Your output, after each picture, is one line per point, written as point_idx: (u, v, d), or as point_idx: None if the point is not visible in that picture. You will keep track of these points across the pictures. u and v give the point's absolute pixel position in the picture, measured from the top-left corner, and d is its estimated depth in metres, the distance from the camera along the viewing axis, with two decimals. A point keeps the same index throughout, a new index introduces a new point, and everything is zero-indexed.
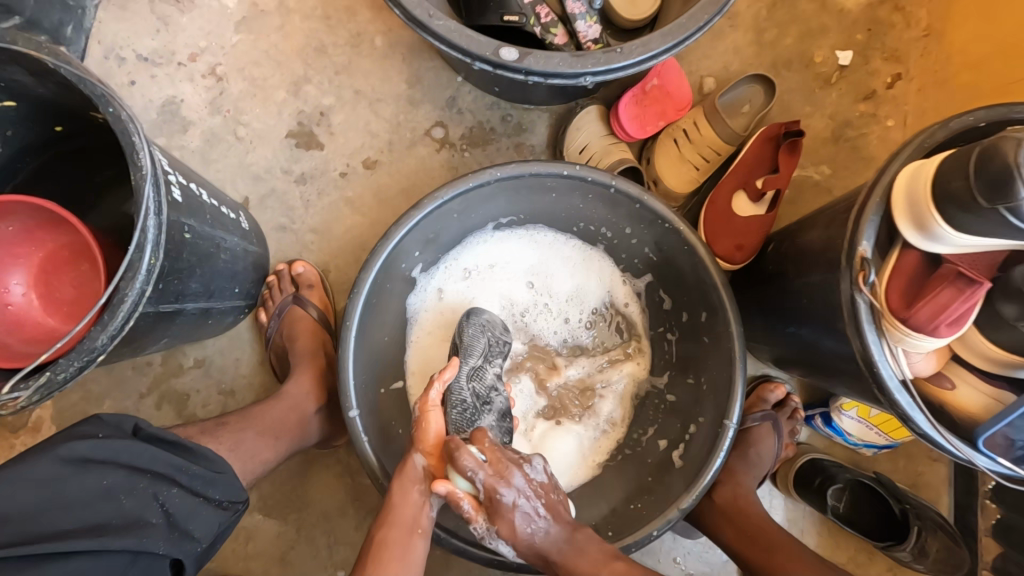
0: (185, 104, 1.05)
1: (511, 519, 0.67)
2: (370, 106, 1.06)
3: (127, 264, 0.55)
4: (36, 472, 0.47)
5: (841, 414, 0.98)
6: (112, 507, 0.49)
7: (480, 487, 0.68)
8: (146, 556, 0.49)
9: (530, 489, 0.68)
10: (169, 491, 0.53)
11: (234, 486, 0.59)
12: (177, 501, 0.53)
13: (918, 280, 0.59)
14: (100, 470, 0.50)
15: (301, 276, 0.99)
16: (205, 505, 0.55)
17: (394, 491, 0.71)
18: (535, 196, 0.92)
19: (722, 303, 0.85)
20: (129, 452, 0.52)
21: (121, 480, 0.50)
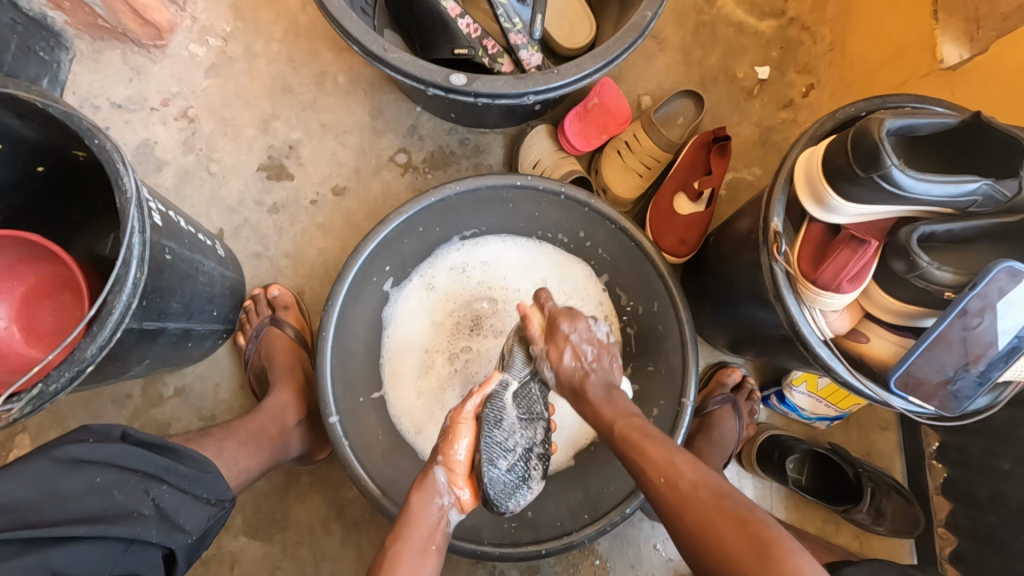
0: (159, 145, 1.11)
1: (563, 352, 0.78)
2: (336, 138, 1.14)
3: (114, 277, 0.60)
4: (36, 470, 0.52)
5: (792, 389, 1.06)
6: (107, 501, 0.54)
7: (545, 342, 0.79)
8: (138, 545, 0.54)
9: (586, 337, 0.79)
10: (159, 487, 0.58)
11: (219, 485, 0.64)
12: (167, 496, 0.58)
13: (824, 246, 0.68)
14: (93, 468, 0.55)
15: (277, 298, 1.03)
16: (193, 501, 0.60)
17: (414, 500, 0.73)
18: (493, 208, 1.00)
19: (669, 292, 0.93)
20: (120, 453, 0.56)
21: (112, 478, 0.55)
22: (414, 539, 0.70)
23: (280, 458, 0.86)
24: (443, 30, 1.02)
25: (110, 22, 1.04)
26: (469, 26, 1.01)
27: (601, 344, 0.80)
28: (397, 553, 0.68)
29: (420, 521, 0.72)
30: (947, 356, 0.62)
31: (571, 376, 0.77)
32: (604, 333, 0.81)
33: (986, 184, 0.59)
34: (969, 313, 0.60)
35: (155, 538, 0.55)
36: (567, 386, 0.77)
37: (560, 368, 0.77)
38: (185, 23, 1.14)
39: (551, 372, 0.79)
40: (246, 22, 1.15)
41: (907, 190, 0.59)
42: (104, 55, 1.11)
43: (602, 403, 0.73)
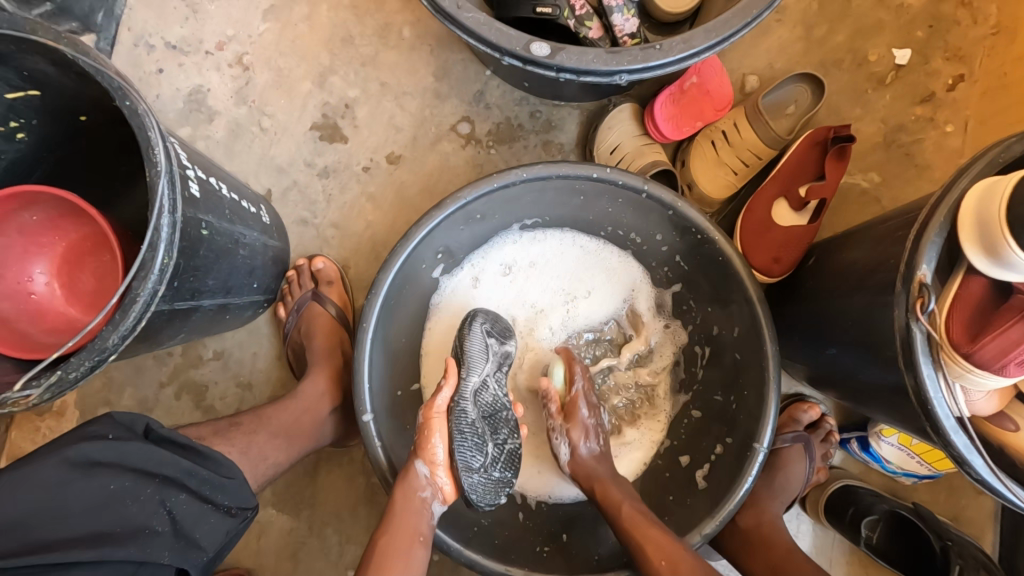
0: (211, 93, 1.04)
1: (582, 437, 0.83)
2: (395, 99, 1.03)
3: (139, 262, 0.54)
4: (45, 475, 0.48)
5: (879, 439, 0.92)
6: (117, 515, 0.49)
7: (568, 428, 0.82)
8: (150, 566, 0.49)
9: (597, 425, 0.84)
10: (177, 497, 0.53)
11: (243, 492, 0.58)
12: (183, 507, 0.53)
13: (987, 309, 0.53)
14: (107, 474, 0.50)
15: (321, 271, 0.97)
16: (212, 511, 0.55)
17: (397, 491, 0.72)
18: (561, 199, 0.88)
19: (758, 320, 0.80)
20: (137, 456, 0.52)
21: (127, 486, 0.51)
22: (403, 529, 0.70)
23: (310, 448, 0.82)
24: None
25: None
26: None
27: (598, 426, 0.84)
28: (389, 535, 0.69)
29: (406, 513, 0.71)
30: None
31: (583, 469, 0.81)
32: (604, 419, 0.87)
33: None
34: None
35: (167, 557, 0.50)
36: (579, 472, 0.81)
37: (574, 458, 0.82)
38: None
39: (566, 449, 0.83)
40: None
41: None
42: None
43: (609, 486, 0.77)
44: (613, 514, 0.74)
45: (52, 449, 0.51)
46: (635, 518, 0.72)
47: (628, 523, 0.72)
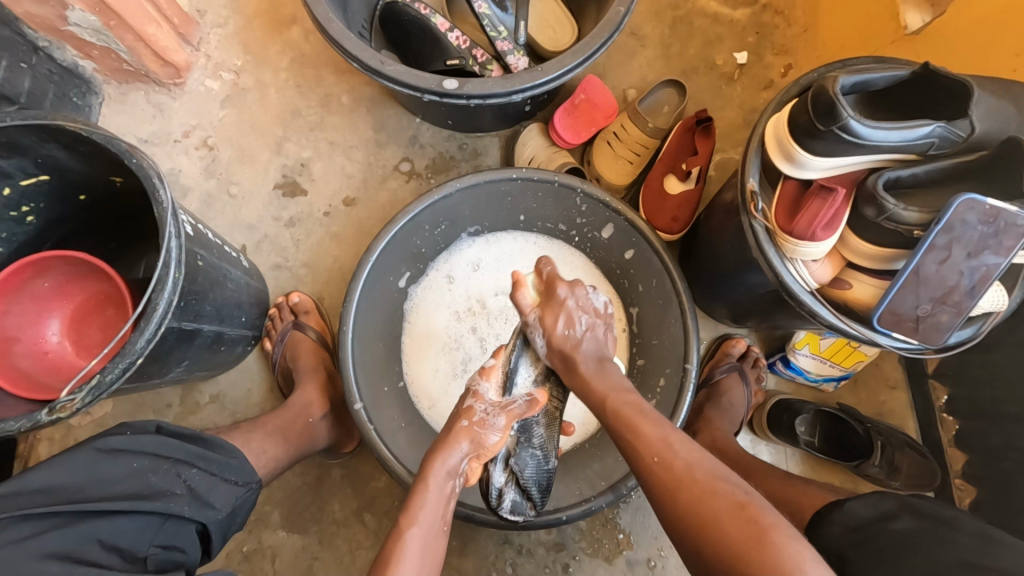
0: (183, 173, 1.20)
1: (558, 320, 0.79)
2: (342, 153, 1.23)
3: (156, 278, 0.67)
4: (81, 459, 0.68)
5: (796, 353, 1.09)
6: (143, 482, 0.69)
7: (540, 313, 0.80)
8: (173, 519, 0.69)
9: (583, 306, 0.80)
10: (189, 470, 0.74)
11: (245, 469, 0.80)
12: (196, 478, 0.74)
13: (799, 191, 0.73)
14: (129, 456, 0.71)
15: (298, 303, 1.11)
16: (222, 481, 0.77)
17: (430, 471, 0.71)
18: (492, 203, 1.07)
19: (665, 266, 0.99)
20: (152, 445, 0.73)
21: (147, 464, 0.71)
22: (429, 515, 0.68)
23: (306, 449, 0.94)
24: (435, 43, 1.12)
25: (133, 65, 1.14)
26: (458, 39, 1.12)
27: (592, 326, 0.79)
28: (411, 535, 0.66)
29: (433, 482, 0.70)
30: (922, 290, 0.66)
31: (562, 344, 0.78)
32: (601, 302, 0.82)
33: (939, 128, 0.64)
34: (936, 248, 0.64)
35: (189, 511, 0.70)
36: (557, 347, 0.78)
37: (552, 333, 0.78)
38: (201, 61, 1.24)
39: (542, 339, 0.80)
40: (254, 55, 1.26)
41: (865, 139, 0.64)
42: (129, 96, 1.21)
43: (591, 377, 0.75)
44: (600, 413, 0.71)
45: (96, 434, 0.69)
46: (623, 405, 0.69)
47: (612, 413, 0.69)
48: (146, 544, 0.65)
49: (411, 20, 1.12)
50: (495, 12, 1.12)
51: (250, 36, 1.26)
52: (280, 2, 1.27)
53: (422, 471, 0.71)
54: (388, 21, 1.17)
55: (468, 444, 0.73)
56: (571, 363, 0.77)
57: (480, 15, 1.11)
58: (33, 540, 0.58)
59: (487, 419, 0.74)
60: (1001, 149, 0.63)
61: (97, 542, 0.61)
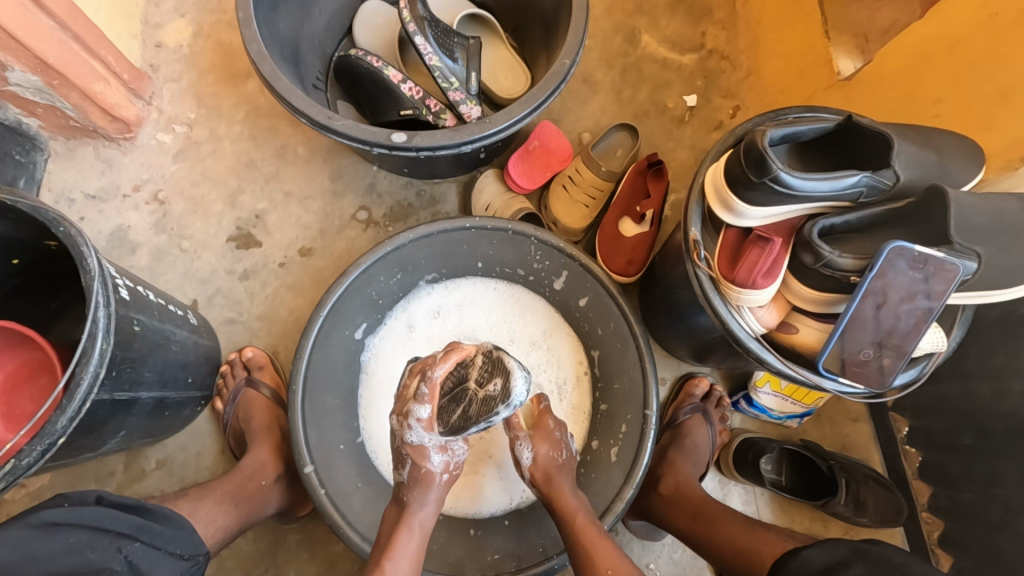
0: (132, 229, 1.17)
1: (545, 442, 0.93)
2: (298, 203, 1.22)
3: (81, 350, 0.64)
4: (11, 536, 0.61)
5: (757, 391, 1.09)
6: (81, 559, 0.63)
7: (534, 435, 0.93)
8: None
9: (564, 440, 0.95)
10: (132, 545, 0.68)
11: (192, 540, 0.76)
12: (139, 553, 0.69)
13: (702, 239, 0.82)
14: (67, 531, 0.65)
15: (251, 359, 1.08)
16: (167, 555, 0.72)
17: (410, 515, 0.84)
18: (448, 251, 1.06)
19: (621, 311, 0.99)
20: (94, 516, 0.67)
21: (86, 539, 0.65)
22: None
23: (256, 516, 0.90)
24: (389, 93, 1.13)
25: (80, 122, 1.13)
26: (412, 89, 1.13)
27: (568, 457, 0.95)
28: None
29: (411, 526, 0.83)
30: (863, 334, 0.67)
31: (545, 467, 0.92)
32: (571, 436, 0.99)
33: (865, 177, 0.66)
34: (871, 293, 0.65)
35: None
36: (543, 474, 0.91)
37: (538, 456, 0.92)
38: (153, 116, 1.23)
39: (528, 453, 0.93)
40: (208, 109, 1.25)
41: (797, 189, 0.66)
42: (78, 152, 1.19)
43: (567, 494, 0.89)
44: (566, 522, 0.85)
45: (17, 517, 0.64)
46: (586, 525, 0.84)
47: (577, 530, 0.84)
48: None
49: (364, 72, 1.14)
50: (446, 62, 1.13)
51: (204, 89, 1.26)
52: (234, 56, 1.28)
53: (399, 521, 0.83)
54: (341, 73, 1.18)
55: (438, 488, 0.87)
56: (548, 483, 0.91)
57: (432, 67, 1.11)
58: None
59: (450, 445, 0.88)
60: (925, 197, 0.65)
61: None
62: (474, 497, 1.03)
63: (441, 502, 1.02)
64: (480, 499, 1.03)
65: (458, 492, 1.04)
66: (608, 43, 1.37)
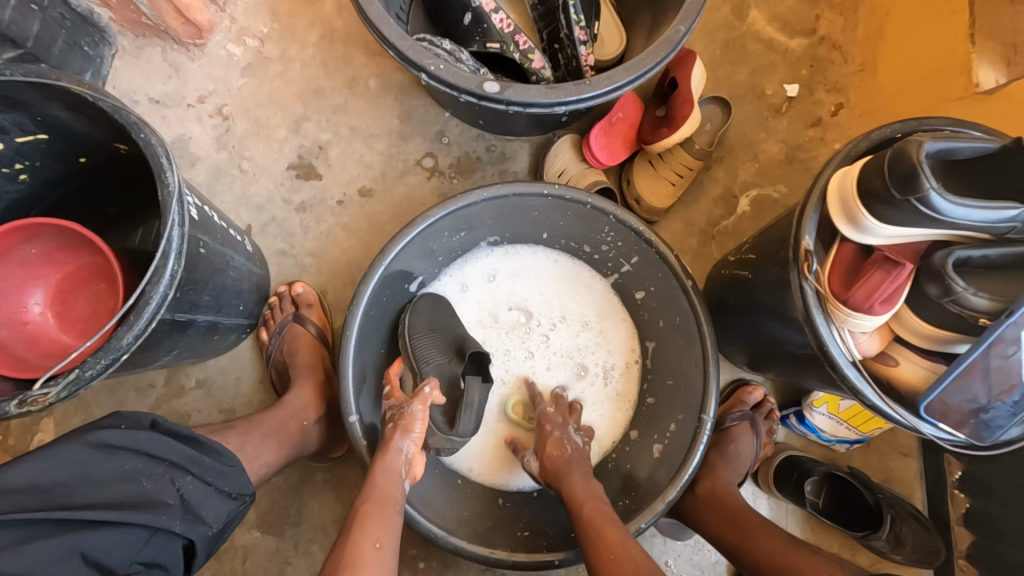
0: (193, 141, 1.13)
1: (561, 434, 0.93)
2: (363, 139, 1.16)
3: (152, 269, 0.61)
4: (66, 452, 0.55)
5: (812, 411, 1.05)
6: (133, 487, 0.57)
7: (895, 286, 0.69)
8: (161, 534, 0.57)
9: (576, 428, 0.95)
10: (184, 478, 0.61)
11: (241, 480, 0.67)
12: (191, 487, 0.61)
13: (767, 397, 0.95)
14: (124, 455, 0.58)
15: (300, 295, 1.05)
16: (217, 493, 0.64)
17: (376, 468, 0.79)
18: (518, 215, 1.00)
19: (693, 307, 0.92)
20: (147, 441, 0.60)
21: (141, 465, 0.59)
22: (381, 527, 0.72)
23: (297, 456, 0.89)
24: (478, 23, 1.04)
25: (152, 20, 1.07)
26: (503, 21, 1.03)
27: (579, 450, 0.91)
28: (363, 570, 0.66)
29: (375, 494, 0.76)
30: (978, 383, 0.61)
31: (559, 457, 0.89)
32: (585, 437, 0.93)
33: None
34: (1003, 341, 0.59)
35: (179, 528, 0.58)
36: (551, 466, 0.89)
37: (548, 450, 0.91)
38: (225, 24, 1.17)
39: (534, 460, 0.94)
40: (282, 25, 1.18)
41: (945, 215, 0.59)
42: (145, 52, 1.14)
43: (577, 483, 0.84)
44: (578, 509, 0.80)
45: (73, 435, 0.58)
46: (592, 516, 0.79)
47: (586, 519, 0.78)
48: (128, 564, 0.54)
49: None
50: None
51: (279, 3, 1.19)
52: None
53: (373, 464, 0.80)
54: None
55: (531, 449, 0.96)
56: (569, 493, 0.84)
57: None
58: (8, 555, 0.48)
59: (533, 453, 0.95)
60: None
61: (78, 557, 0.51)
62: (507, 471, 1.02)
63: (469, 469, 1.02)
64: (510, 472, 1.02)
65: (493, 466, 1.02)
66: (713, 13, 1.26)
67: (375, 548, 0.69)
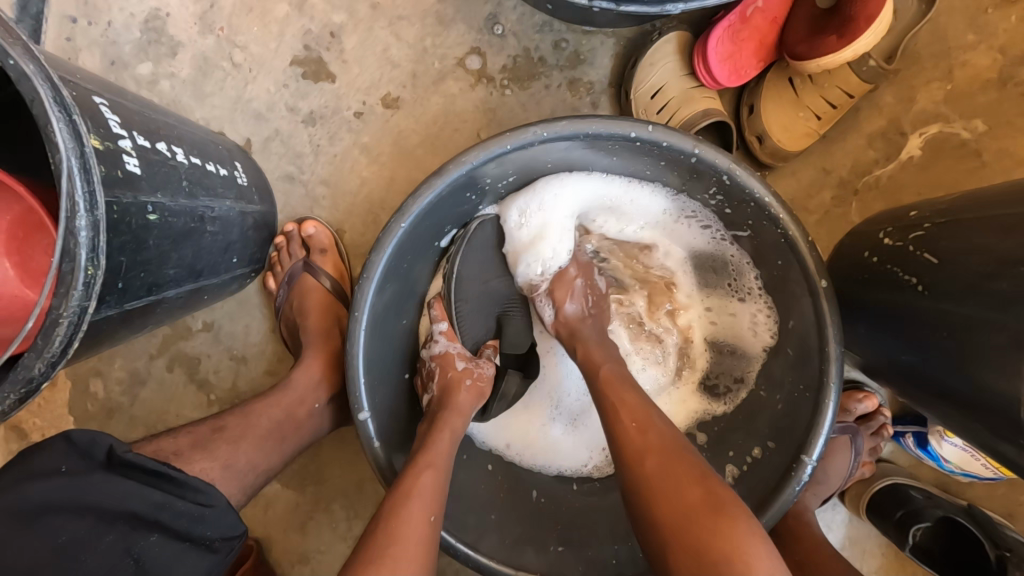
0: (171, 19, 0.86)
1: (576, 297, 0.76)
2: (389, 25, 0.86)
3: (55, 276, 0.43)
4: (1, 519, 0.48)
5: (942, 439, 0.82)
6: (75, 560, 0.49)
7: None
8: None
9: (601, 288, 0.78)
10: (146, 540, 0.52)
11: (225, 522, 0.56)
12: (151, 548, 0.52)
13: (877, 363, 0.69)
14: (61, 517, 0.50)
15: (312, 237, 0.86)
16: (188, 548, 0.54)
17: (446, 423, 0.66)
18: (589, 157, 0.71)
19: (819, 314, 0.65)
20: (96, 494, 0.51)
21: (86, 530, 0.50)
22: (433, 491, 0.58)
23: (306, 442, 0.77)
24: None
25: None
26: None
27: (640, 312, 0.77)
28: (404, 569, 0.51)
29: (439, 461, 0.61)
30: None
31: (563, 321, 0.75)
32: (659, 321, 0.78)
33: None
34: None
35: None
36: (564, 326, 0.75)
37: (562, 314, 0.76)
38: None
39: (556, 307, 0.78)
40: None
41: None
42: None
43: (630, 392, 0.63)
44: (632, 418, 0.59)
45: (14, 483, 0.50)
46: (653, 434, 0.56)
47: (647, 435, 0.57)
48: None
49: None
50: None
51: None
52: None
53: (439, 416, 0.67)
54: None
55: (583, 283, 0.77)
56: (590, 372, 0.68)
57: None
58: None
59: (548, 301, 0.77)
60: None
61: None
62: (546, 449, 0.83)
63: (507, 446, 0.83)
64: (551, 450, 0.83)
65: (530, 440, 0.83)
66: None
67: (427, 520, 0.55)
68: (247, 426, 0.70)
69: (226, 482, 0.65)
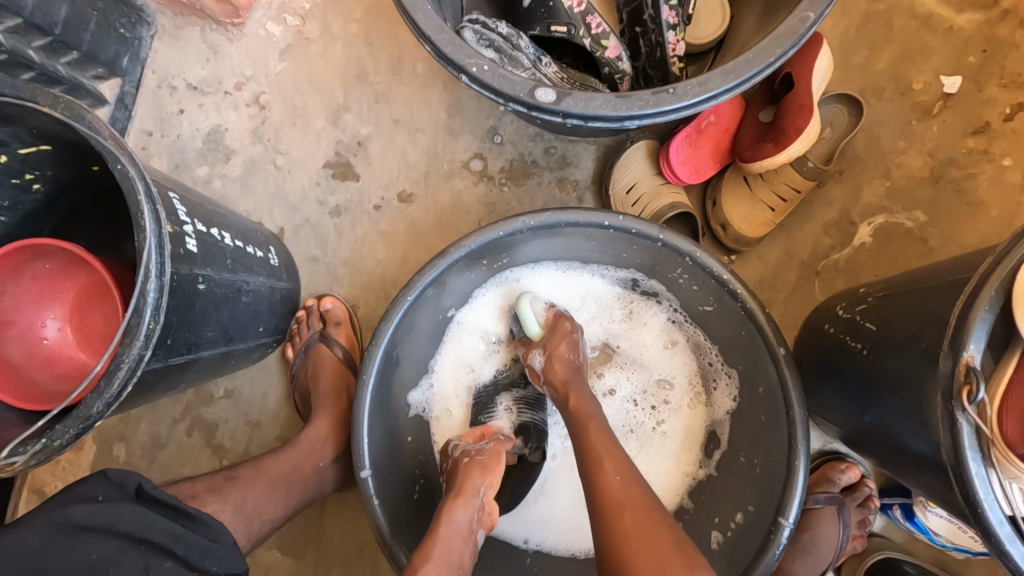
0: (228, 132, 1.05)
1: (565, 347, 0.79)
2: (406, 135, 1.03)
3: (124, 328, 0.53)
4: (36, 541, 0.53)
5: (925, 509, 0.83)
6: None
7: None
8: None
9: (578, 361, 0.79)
10: (160, 565, 0.57)
11: (231, 558, 0.62)
12: None
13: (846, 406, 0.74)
14: (92, 539, 0.55)
15: (329, 311, 0.97)
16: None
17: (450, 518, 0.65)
18: (571, 243, 0.82)
19: (781, 378, 0.72)
20: (125, 520, 0.56)
21: (112, 551, 0.55)
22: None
23: (309, 498, 0.82)
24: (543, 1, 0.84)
25: None
26: None
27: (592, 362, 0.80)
28: None
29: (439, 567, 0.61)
30: None
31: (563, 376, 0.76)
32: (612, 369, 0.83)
33: None
34: None
35: None
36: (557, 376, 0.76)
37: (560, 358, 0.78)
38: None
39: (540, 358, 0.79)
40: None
41: None
42: (184, 32, 1.05)
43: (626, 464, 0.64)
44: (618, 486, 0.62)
45: (46, 510, 0.56)
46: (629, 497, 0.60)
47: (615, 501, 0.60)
48: None
49: None
50: None
51: None
52: None
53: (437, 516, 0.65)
54: None
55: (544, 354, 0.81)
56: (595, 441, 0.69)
57: None
58: None
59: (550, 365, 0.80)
60: None
61: None
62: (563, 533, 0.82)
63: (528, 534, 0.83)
64: (579, 532, 0.82)
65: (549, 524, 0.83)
66: None
67: None
68: (257, 479, 0.77)
69: (235, 528, 0.71)
